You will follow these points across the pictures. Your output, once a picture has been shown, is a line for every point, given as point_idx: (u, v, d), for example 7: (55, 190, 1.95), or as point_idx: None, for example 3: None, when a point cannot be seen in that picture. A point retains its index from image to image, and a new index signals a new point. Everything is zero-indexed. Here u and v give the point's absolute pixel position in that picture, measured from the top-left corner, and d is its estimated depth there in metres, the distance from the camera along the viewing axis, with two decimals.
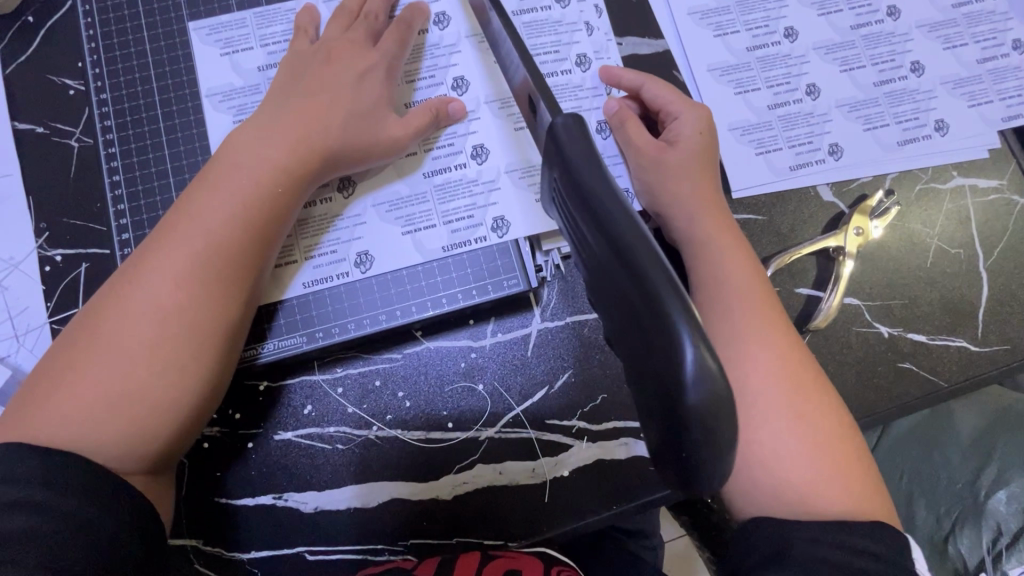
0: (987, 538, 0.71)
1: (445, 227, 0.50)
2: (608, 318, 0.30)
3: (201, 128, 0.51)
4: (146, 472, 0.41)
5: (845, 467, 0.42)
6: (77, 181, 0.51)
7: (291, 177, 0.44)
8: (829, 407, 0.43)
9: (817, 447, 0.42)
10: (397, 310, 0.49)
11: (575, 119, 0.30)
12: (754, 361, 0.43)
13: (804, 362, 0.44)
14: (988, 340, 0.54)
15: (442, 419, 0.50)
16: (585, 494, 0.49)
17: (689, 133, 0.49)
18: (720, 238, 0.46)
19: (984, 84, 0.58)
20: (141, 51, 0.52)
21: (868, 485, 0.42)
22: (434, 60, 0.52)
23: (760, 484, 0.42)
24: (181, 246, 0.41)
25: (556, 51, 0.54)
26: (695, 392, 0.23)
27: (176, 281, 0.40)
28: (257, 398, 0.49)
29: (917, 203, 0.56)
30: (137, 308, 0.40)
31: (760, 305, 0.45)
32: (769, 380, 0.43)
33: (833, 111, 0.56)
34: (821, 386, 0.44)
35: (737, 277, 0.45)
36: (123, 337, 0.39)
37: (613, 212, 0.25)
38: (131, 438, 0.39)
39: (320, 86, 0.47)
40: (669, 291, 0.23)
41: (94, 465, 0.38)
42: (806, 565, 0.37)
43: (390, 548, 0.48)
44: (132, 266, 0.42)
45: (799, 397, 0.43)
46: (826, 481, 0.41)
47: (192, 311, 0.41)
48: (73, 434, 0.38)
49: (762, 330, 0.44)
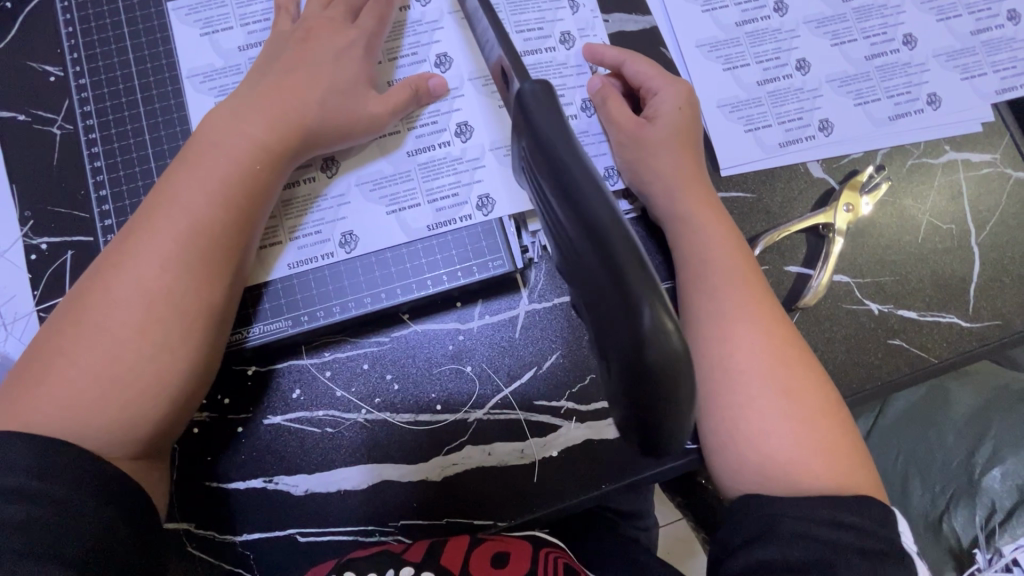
0: (981, 515, 0.69)
1: (431, 205, 0.50)
2: (577, 288, 0.30)
3: (182, 112, 0.50)
4: (138, 458, 0.41)
5: (832, 442, 0.42)
6: (59, 168, 0.51)
7: (271, 157, 0.44)
8: (815, 383, 0.43)
9: (803, 422, 0.42)
10: (382, 293, 0.49)
11: (543, 87, 0.29)
12: (737, 337, 0.44)
13: (789, 338, 0.44)
14: (979, 315, 0.53)
15: (431, 402, 0.50)
16: (574, 475, 0.49)
17: (670, 108, 0.48)
18: (704, 217, 0.47)
19: (978, 56, 0.57)
20: (119, 35, 0.51)
21: (856, 461, 0.42)
22: (415, 37, 0.52)
23: (744, 460, 0.42)
24: (161, 229, 0.41)
25: (540, 28, 0.53)
26: (655, 356, 0.23)
27: (157, 264, 0.40)
28: (245, 382, 0.49)
29: (909, 179, 0.55)
30: (118, 292, 0.40)
31: (744, 283, 0.45)
32: (752, 356, 0.43)
33: (823, 86, 0.55)
34: (807, 362, 0.44)
35: (721, 256, 0.46)
36: (106, 321, 0.39)
37: (579, 179, 0.25)
38: (121, 424, 0.39)
39: (299, 64, 0.47)
40: (631, 258, 0.23)
41: (83, 451, 0.37)
42: (788, 541, 0.37)
43: (381, 529, 0.49)
44: (113, 252, 0.41)
45: (783, 372, 0.43)
46: (812, 456, 0.41)
47: (173, 293, 0.40)
48: (60, 421, 0.38)
49: (745, 306, 0.44)
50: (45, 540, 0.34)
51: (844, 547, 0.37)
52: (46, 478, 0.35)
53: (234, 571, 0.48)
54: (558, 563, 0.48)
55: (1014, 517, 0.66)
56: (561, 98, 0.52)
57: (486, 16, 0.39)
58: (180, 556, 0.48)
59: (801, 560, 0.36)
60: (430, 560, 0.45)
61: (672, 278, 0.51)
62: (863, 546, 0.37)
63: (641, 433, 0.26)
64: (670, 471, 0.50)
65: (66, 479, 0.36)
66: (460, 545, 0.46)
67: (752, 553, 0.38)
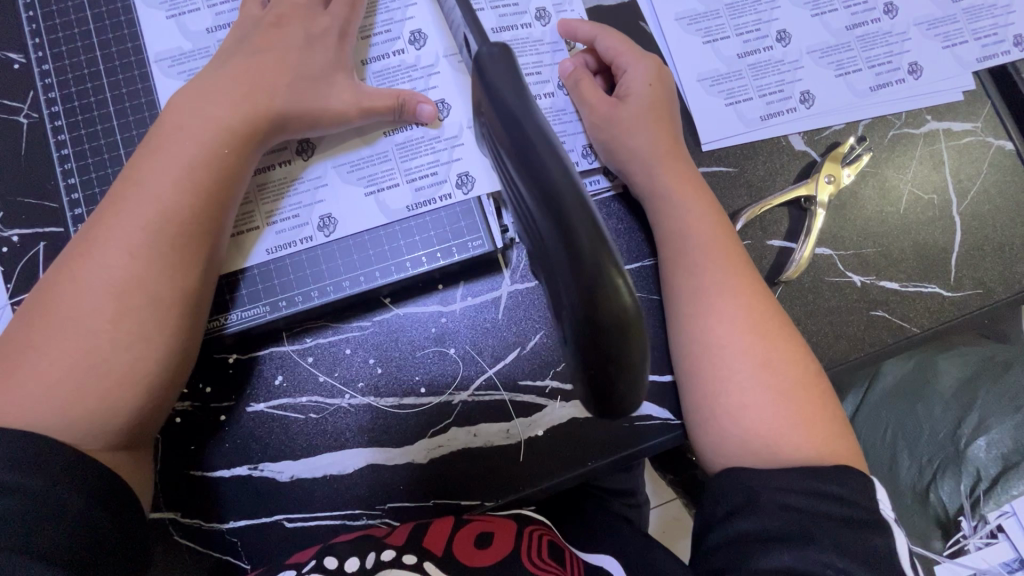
0: (967, 484, 0.70)
1: (410, 185, 0.49)
2: (535, 255, 0.30)
3: (150, 96, 0.49)
4: (124, 451, 0.40)
5: (813, 414, 0.42)
6: (27, 158, 0.50)
7: (240, 139, 0.43)
8: (796, 355, 0.43)
9: (784, 395, 0.42)
10: (360, 276, 0.49)
11: (502, 51, 0.30)
12: (716, 309, 0.44)
13: (770, 311, 0.44)
14: (961, 285, 0.53)
15: (414, 385, 0.50)
16: (559, 454, 0.49)
17: (641, 83, 0.48)
18: (682, 191, 0.46)
19: (959, 24, 0.56)
20: (81, 19, 0.50)
21: (837, 433, 0.42)
22: (389, 14, 0.51)
23: (725, 434, 0.42)
24: (130, 214, 0.40)
25: (515, 4, 0.52)
26: (605, 310, 0.23)
27: (128, 250, 0.40)
28: (227, 371, 0.49)
29: (891, 149, 0.55)
30: (90, 277, 0.39)
31: (723, 256, 0.45)
32: (732, 331, 0.43)
33: (804, 58, 0.55)
34: (789, 336, 0.44)
35: (699, 230, 0.46)
36: (77, 308, 0.39)
37: (534, 141, 0.25)
38: (100, 414, 0.38)
39: (270, 43, 0.46)
40: (584, 219, 0.23)
41: (61, 443, 0.37)
42: (766, 510, 0.38)
43: (367, 513, 0.49)
44: (81, 241, 0.41)
45: (762, 345, 0.43)
46: (792, 428, 0.41)
47: (145, 276, 0.40)
48: (35, 415, 0.37)
49: (723, 278, 0.44)
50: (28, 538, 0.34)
51: (820, 516, 0.37)
52: (23, 471, 0.35)
53: (221, 559, 0.48)
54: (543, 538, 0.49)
55: (998, 485, 0.69)
56: (537, 75, 0.52)
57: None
58: (167, 545, 0.48)
59: (779, 528, 0.37)
60: (412, 543, 0.45)
61: (653, 255, 0.51)
62: (840, 512, 0.37)
63: (595, 392, 0.26)
64: (655, 446, 0.50)
65: (42, 472, 0.36)
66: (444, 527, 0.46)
67: (732, 529, 0.38)
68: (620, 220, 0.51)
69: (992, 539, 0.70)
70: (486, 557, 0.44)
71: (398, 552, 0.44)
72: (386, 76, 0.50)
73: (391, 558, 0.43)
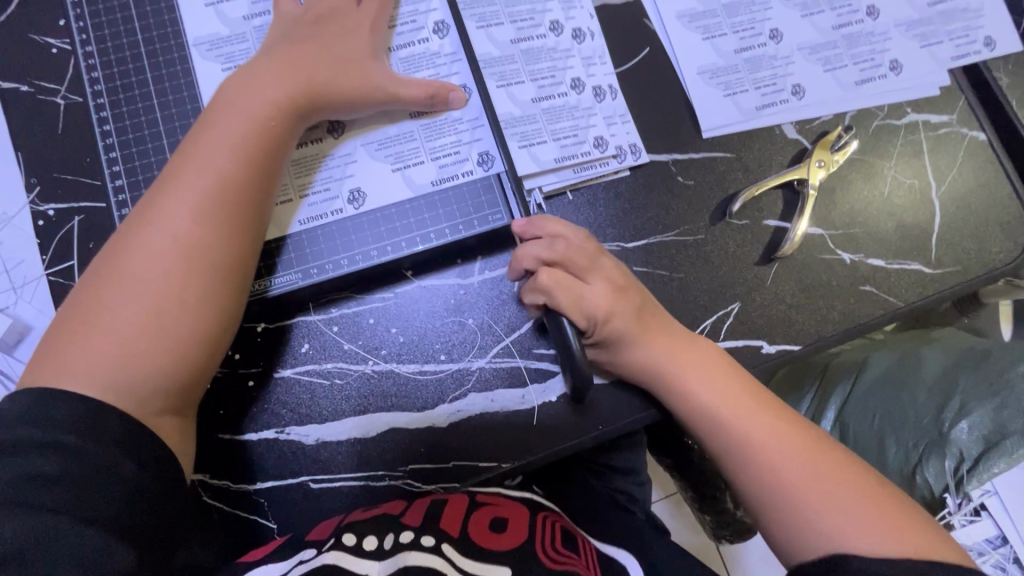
0: (951, 464, 0.68)
1: (434, 162, 0.53)
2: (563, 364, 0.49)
3: (189, 77, 0.52)
4: (169, 415, 0.42)
5: (879, 507, 0.43)
6: (65, 137, 0.52)
7: (282, 120, 0.47)
8: (832, 451, 0.46)
9: (849, 508, 0.43)
10: (387, 247, 0.52)
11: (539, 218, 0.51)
12: (748, 450, 0.47)
13: (798, 428, 0.48)
14: (941, 263, 0.58)
15: (435, 352, 0.52)
16: (571, 419, 0.52)
17: (601, 307, 0.48)
18: (679, 338, 0.50)
19: (934, 26, 0.61)
20: (123, 5, 0.53)
21: (910, 522, 0.43)
22: (414, 6, 0.54)
23: (803, 534, 0.43)
24: (186, 189, 0.43)
25: (531, 17, 0.56)
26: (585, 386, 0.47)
27: (187, 222, 0.43)
28: (255, 339, 0.51)
29: (875, 138, 0.59)
30: (154, 245, 0.42)
31: (735, 391, 0.49)
32: (764, 447, 0.46)
33: (795, 54, 0.59)
34: (818, 439, 0.47)
35: (706, 384, 0.49)
36: (139, 274, 0.41)
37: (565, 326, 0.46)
38: (160, 373, 0.41)
39: (310, 36, 0.50)
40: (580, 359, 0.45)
41: (120, 408, 0.39)
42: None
43: (390, 474, 0.51)
44: (139, 214, 0.43)
45: (799, 457, 0.46)
46: (867, 531, 0.42)
47: (204, 247, 0.43)
48: (95, 374, 0.39)
49: (744, 419, 0.47)
50: (83, 497, 0.36)
51: None
52: (88, 435, 0.38)
53: (248, 519, 0.50)
54: (556, 527, 0.54)
55: (981, 465, 0.66)
56: (552, 79, 0.56)
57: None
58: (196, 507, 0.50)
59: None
60: (428, 525, 0.48)
61: (658, 232, 0.55)
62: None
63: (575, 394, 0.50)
64: (652, 416, 0.53)
65: (100, 436, 0.38)
66: (457, 510, 0.51)
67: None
68: (628, 201, 0.56)
69: (974, 518, 0.75)
70: (501, 539, 0.50)
71: (416, 534, 0.47)
72: (411, 62, 0.54)
73: (411, 540, 0.47)
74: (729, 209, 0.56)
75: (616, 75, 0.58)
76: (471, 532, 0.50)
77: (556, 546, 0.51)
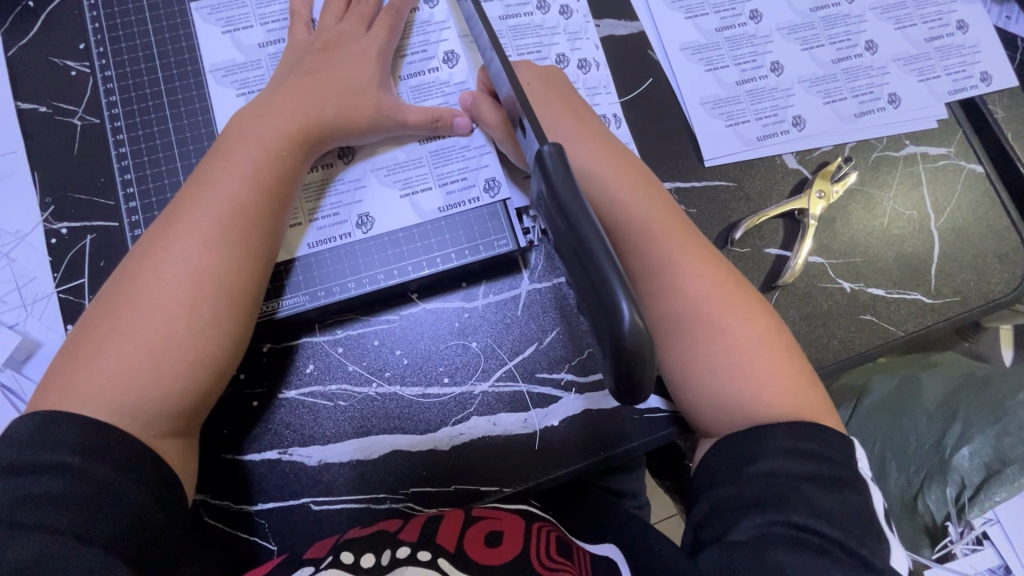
0: (952, 491, 0.68)
1: (441, 188, 0.54)
2: (575, 284, 0.32)
3: (204, 102, 0.53)
4: (175, 437, 0.43)
5: (778, 365, 0.46)
6: (80, 158, 0.53)
7: (295, 149, 0.48)
8: (742, 291, 0.49)
9: (761, 361, 0.46)
10: (394, 270, 0.53)
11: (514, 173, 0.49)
12: (681, 286, 0.47)
13: (717, 266, 0.49)
14: (941, 292, 0.58)
15: (438, 374, 0.53)
16: (572, 445, 0.52)
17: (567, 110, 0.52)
18: (613, 163, 0.50)
19: (931, 60, 0.63)
20: (143, 32, 0.54)
21: (798, 368, 0.47)
22: (424, 36, 0.56)
23: (722, 390, 0.46)
24: (204, 213, 0.44)
25: (538, 51, 0.59)
26: (630, 335, 0.27)
27: (202, 247, 0.43)
28: (261, 359, 0.52)
29: (875, 170, 0.60)
30: (169, 270, 0.43)
31: (662, 213, 0.49)
32: (691, 278, 0.47)
33: (795, 86, 0.61)
34: (737, 281, 0.49)
35: (636, 203, 0.49)
36: (153, 299, 0.42)
37: (579, 218, 0.30)
38: (167, 398, 0.41)
39: (322, 65, 0.51)
40: (607, 264, 0.28)
41: (127, 432, 0.40)
42: (748, 481, 0.41)
43: (391, 496, 0.51)
44: (154, 239, 0.44)
45: (719, 293, 0.47)
46: (767, 374, 0.45)
47: (217, 269, 0.43)
48: (108, 400, 0.40)
49: (681, 258, 0.48)
50: (84, 521, 0.36)
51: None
52: (94, 458, 0.38)
53: (248, 539, 0.50)
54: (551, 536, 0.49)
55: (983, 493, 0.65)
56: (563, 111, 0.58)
57: (478, 19, 0.42)
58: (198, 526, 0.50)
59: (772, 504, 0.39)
60: (426, 539, 0.46)
61: None
62: (834, 484, 0.40)
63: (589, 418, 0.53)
64: (651, 442, 0.53)
65: (106, 460, 0.38)
66: (454, 522, 0.47)
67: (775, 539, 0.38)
68: None
69: (977, 547, 0.71)
70: (499, 554, 0.45)
71: (413, 549, 0.45)
72: (421, 90, 0.55)
73: (408, 556, 0.44)
74: (732, 236, 0.57)
75: (620, 104, 0.59)
76: (467, 547, 0.45)
77: (551, 554, 0.46)
